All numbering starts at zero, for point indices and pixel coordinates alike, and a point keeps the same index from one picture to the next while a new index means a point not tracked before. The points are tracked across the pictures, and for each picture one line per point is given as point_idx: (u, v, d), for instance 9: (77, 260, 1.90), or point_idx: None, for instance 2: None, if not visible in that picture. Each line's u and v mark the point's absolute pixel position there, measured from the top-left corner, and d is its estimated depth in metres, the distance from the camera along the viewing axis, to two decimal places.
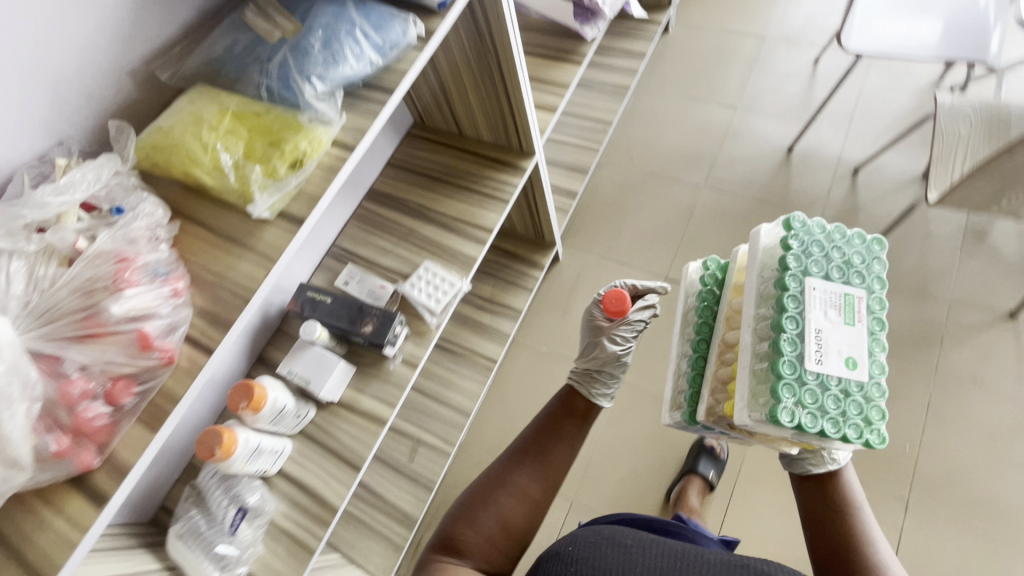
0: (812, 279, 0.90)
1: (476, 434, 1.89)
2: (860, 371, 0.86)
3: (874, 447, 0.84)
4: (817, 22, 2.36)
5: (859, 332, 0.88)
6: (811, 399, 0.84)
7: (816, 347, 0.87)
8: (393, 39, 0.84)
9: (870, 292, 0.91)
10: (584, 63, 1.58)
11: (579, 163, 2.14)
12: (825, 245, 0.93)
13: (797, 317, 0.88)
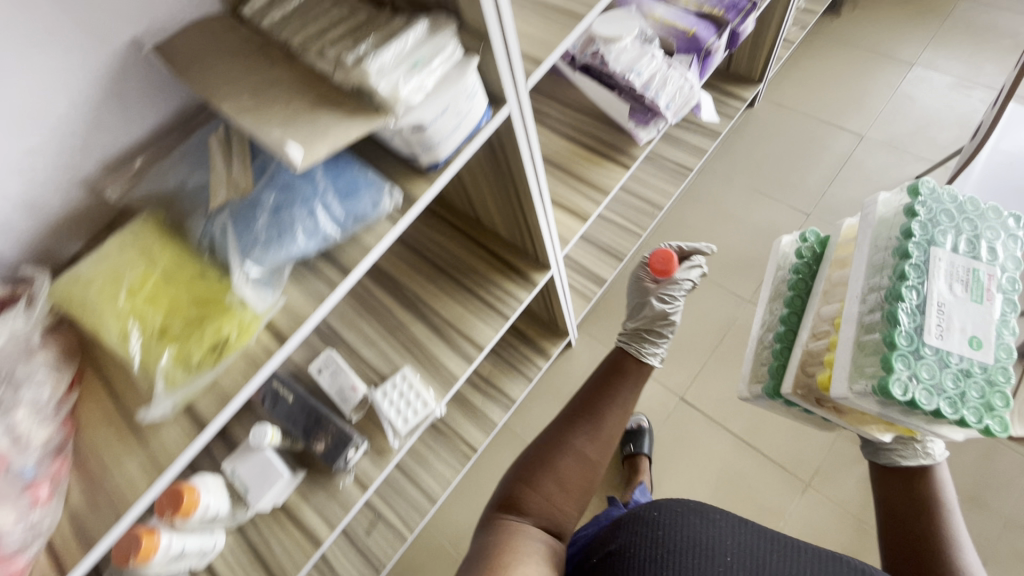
0: (939, 250, 0.82)
1: (442, 516, 1.80)
2: (984, 351, 0.78)
3: (1003, 433, 0.75)
4: (929, 132, 2.03)
5: (989, 314, 0.79)
6: (926, 378, 0.77)
7: (938, 321, 0.79)
8: (359, 211, 0.71)
9: (1002, 271, 0.82)
10: (632, 168, 1.42)
11: (616, 246, 1.95)
12: (959, 222, 0.85)
13: (921, 290, 0.81)
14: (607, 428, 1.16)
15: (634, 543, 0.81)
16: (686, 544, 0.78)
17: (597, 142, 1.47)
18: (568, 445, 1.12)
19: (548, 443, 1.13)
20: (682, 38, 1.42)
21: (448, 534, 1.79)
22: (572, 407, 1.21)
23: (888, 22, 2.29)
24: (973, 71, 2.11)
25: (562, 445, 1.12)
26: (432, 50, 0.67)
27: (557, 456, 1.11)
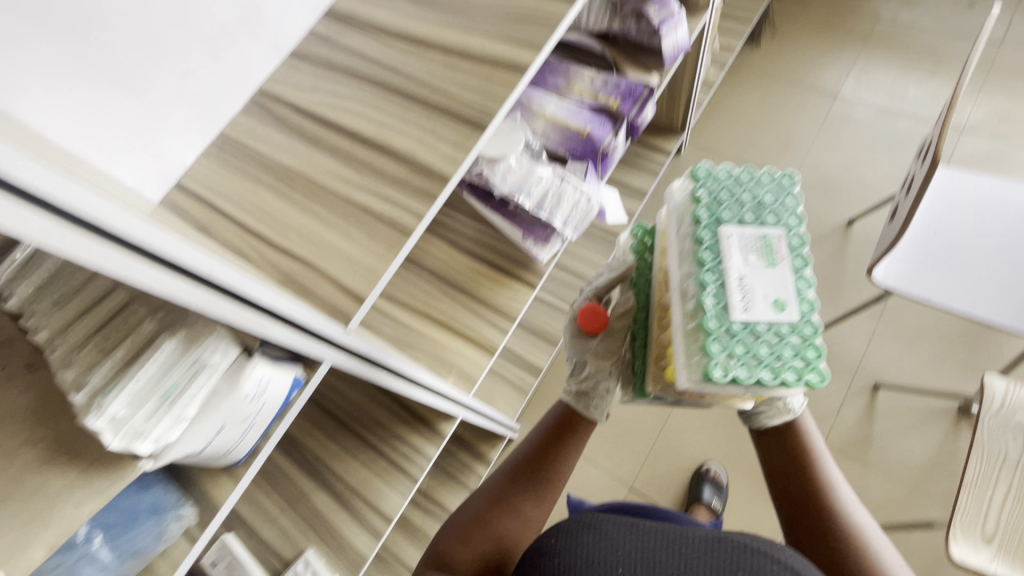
0: (726, 228, 0.82)
1: None
2: (790, 310, 0.78)
3: (817, 383, 0.76)
4: (858, 169, 1.95)
5: (782, 271, 0.80)
6: (742, 350, 0.76)
7: (740, 295, 0.78)
8: (137, 548, 0.58)
9: (787, 231, 0.83)
10: (537, 288, 1.32)
11: (549, 329, 1.82)
12: (741, 191, 0.85)
13: (720, 269, 0.80)
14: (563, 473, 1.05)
15: (550, 540, 0.71)
16: (597, 522, 0.72)
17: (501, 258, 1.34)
18: (512, 504, 0.99)
19: (487, 498, 1.00)
20: (577, 140, 1.30)
21: None
22: (515, 460, 1.06)
23: (808, 50, 2.21)
24: (896, 99, 2.04)
25: (505, 502, 0.99)
26: (190, 368, 0.54)
27: (497, 508, 0.98)
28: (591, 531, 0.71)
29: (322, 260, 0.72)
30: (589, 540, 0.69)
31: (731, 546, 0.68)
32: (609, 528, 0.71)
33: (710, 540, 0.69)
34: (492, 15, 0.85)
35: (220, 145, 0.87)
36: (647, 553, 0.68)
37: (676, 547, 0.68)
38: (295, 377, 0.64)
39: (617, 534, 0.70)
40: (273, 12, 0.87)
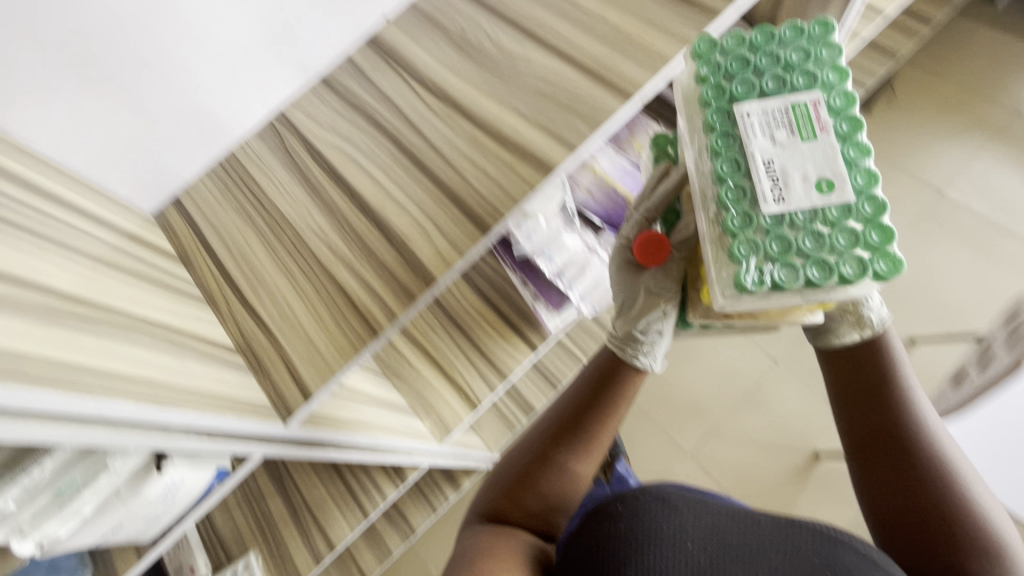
0: (739, 105, 0.60)
1: None
2: (834, 190, 0.56)
3: (881, 279, 0.54)
4: (940, 283, 1.72)
5: (825, 144, 0.58)
6: (782, 246, 0.55)
7: (766, 182, 0.57)
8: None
9: (823, 92, 0.60)
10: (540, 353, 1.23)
11: None
12: (757, 54, 0.63)
13: (738, 154, 0.59)
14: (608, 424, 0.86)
15: (613, 510, 0.61)
16: (663, 496, 0.61)
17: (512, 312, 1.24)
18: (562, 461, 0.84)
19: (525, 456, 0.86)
20: (621, 207, 1.19)
21: None
22: (559, 410, 0.89)
23: (923, 131, 1.93)
24: (1007, 213, 1.78)
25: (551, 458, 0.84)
26: (91, 465, 0.53)
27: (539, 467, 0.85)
28: (661, 506, 0.60)
29: (283, 336, 0.68)
30: (658, 516, 0.59)
31: (804, 534, 0.58)
32: (679, 503, 0.61)
33: (781, 523, 0.59)
34: (535, 89, 0.75)
35: (226, 165, 0.82)
36: (722, 536, 0.58)
37: (746, 528, 0.59)
38: (216, 471, 0.63)
39: (689, 513, 0.59)
40: (308, 34, 0.80)
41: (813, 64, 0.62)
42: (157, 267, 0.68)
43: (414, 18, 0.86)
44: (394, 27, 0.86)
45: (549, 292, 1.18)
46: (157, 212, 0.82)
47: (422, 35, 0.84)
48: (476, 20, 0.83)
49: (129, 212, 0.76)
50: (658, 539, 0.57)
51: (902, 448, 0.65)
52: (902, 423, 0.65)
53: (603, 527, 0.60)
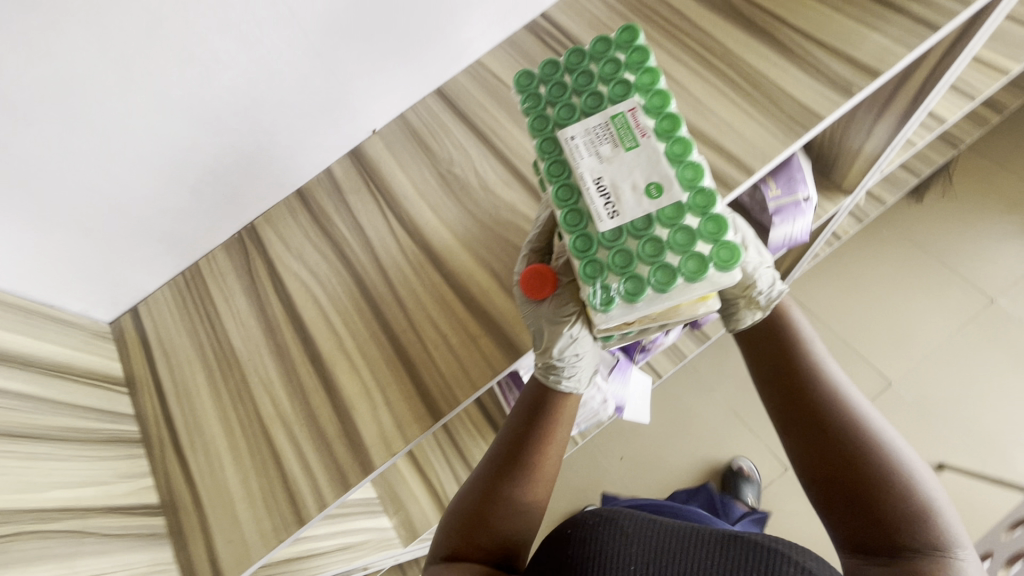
0: (565, 128, 0.54)
1: None
2: (665, 194, 0.49)
3: (725, 267, 0.47)
4: (980, 404, 1.55)
5: (651, 147, 0.51)
6: (625, 258, 0.49)
7: (601, 202, 0.51)
8: None
9: (639, 97, 0.52)
10: None
11: None
12: (574, 79, 0.56)
13: (571, 181, 0.53)
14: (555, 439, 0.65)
15: (564, 536, 0.57)
16: (614, 518, 0.56)
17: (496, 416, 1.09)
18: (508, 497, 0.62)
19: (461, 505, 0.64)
20: None
21: None
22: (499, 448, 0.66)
23: (976, 226, 1.75)
24: None
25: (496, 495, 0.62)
26: None
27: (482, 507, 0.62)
28: (609, 531, 0.55)
29: (210, 504, 0.62)
30: (607, 542, 0.54)
31: (742, 546, 0.51)
32: (628, 525, 0.55)
33: (715, 534, 0.53)
34: (515, 244, 0.68)
35: (189, 278, 0.78)
36: (665, 552, 0.52)
37: (682, 542, 0.53)
38: None
39: (632, 532, 0.54)
40: (284, 154, 0.74)
41: (629, 72, 0.55)
42: (90, 411, 0.64)
43: (401, 133, 0.79)
44: (380, 141, 0.80)
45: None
46: (114, 320, 0.78)
47: (407, 156, 0.77)
48: (465, 146, 0.76)
49: (80, 331, 0.72)
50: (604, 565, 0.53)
51: (818, 415, 0.60)
52: (812, 393, 0.61)
53: (560, 554, 0.55)
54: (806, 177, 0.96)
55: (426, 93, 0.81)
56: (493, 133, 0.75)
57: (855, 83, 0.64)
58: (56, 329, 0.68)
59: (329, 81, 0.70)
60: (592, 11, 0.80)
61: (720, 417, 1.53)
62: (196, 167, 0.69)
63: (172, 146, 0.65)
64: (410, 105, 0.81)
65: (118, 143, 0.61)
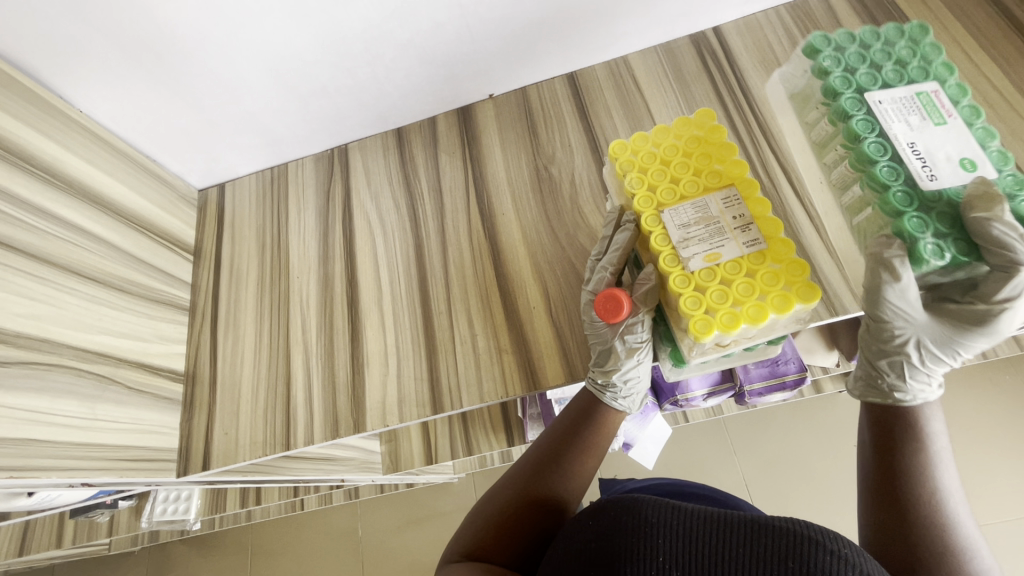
0: (873, 91, 0.50)
1: (240, 533, 1.81)
2: (982, 167, 0.46)
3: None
4: None
5: (965, 127, 0.48)
6: (948, 221, 0.45)
7: (919, 162, 0.46)
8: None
9: (949, 83, 0.50)
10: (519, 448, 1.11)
11: None
12: (871, 52, 0.53)
13: (881, 138, 0.48)
14: (595, 445, 0.61)
15: (581, 525, 0.45)
16: (635, 507, 0.44)
17: (512, 408, 1.07)
18: (540, 496, 0.57)
19: (492, 496, 0.59)
20: None
21: (243, 539, 1.80)
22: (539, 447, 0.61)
23: None
24: None
25: (531, 493, 0.57)
26: None
27: (512, 508, 0.56)
28: (636, 527, 0.43)
29: (221, 394, 0.68)
30: (634, 540, 0.42)
31: (786, 538, 0.40)
32: (654, 517, 0.43)
33: (753, 531, 0.41)
34: (578, 272, 0.63)
35: (275, 176, 0.81)
36: (698, 550, 0.41)
37: (718, 541, 0.42)
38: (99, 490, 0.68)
39: (664, 526, 0.42)
40: (395, 91, 0.73)
41: (920, 67, 0.51)
42: (155, 271, 0.70)
43: (516, 107, 0.75)
44: (493, 108, 0.76)
45: (544, 413, 0.99)
46: (203, 189, 0.84)
47: (512, 135, 0.73)
48: (573, 146, 0.70)
49: (171, 190, 0.78)
50: (632, 563, 0.41)
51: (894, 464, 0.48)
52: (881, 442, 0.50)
53: (580, 532, 0.45)
54: None
55: (558, 74, 0.76)
56: (606, 144, 0.69)
57: None
58: (150, 184, 0.73)
59: (461, 36, 0.67)
60: (770, 45, 0.69)
61: (732, 485, 1.41)
62: (311, 81, 0.69)
63: (292, 55, 0.65)
64: (537, 81, 0.76)
65: (245, 37, 0.62)
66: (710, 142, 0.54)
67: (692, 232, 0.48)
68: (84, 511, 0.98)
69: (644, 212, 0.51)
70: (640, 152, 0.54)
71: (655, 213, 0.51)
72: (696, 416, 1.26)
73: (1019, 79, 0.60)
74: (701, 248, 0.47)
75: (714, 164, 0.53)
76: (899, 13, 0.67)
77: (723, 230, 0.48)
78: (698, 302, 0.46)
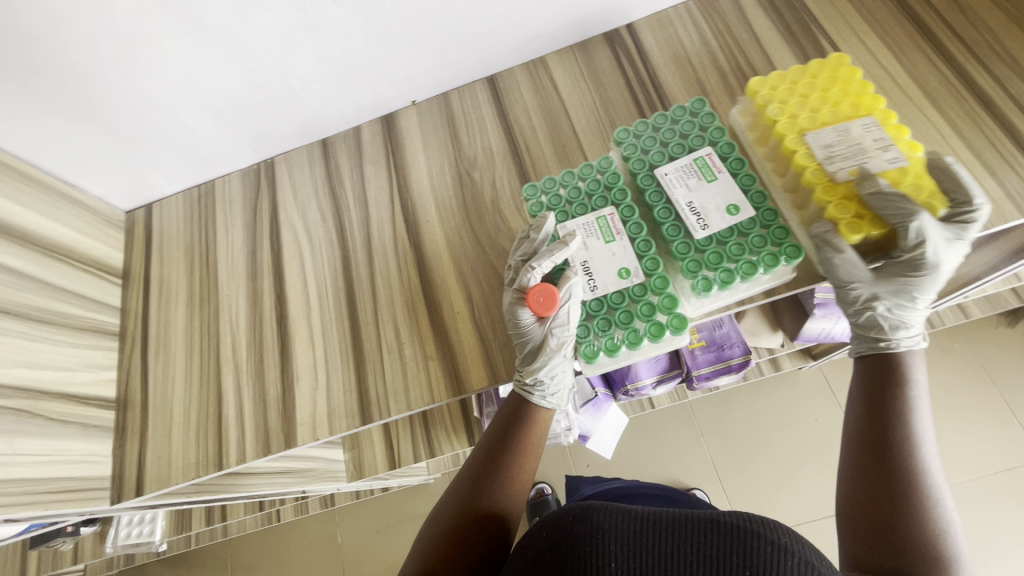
0: (659, 165, 0.57)
1: (220, 550, 1.80)
2: (744, 213, 0.53)
3: (798, 261, 0.50)
4: None
5: (731, 181, 0.54)
6: (714, 257, 0.52)
7: (693, 216, 0.53)
8: None
9: (722, 144, 0.56)
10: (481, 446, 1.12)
11: None
12: (660, 131, 0.59)
13: (666, 205, 0.55)
14: (531, 448, 0.62)
15: (536, 539, 0.46)
16: (585, 515, 0.45)
17: (471, 407, 1.08)
18: (482, 506, 0.58)
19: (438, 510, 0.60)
20: None
21: (223, 555, 1.79)
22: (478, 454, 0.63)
23: None
24: None
25: (482, 503, 0.58)
26: None
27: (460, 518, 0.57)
28: (587, 532, 0.44)
29: (153, 418, 0.67)
30: (586, 549, 0.43)
31: (726, 530, 0.42)
32: (604, 523, 0.44)
33: (699, 528, 0.43)
34: (501, 275, 0.64)
35: (202, 195, 0.80)
36: (649, 552, 0.43)
37: (665, 539, 0.43)
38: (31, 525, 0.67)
39: (613, 530, 0.44)
40: (313, 103, 0.73)
41: (701, 135, 0.58)
42: (78, 298, 0.69)
43: (438, 113, 0.76)
44: (415, 115, 0.76)
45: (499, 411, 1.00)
46: (131, 210, 0.82)
47: (435, 141, 0.74)
48: (494, 151, 0.71)
49: (93, 215, 0.76)
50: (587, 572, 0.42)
51: (882, 467, 0.48)
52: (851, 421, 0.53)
53: (536, 546, 0.45)
54: None
55: (477, 78, 0.76)
56: (526, 146, 0.70)
57: None
58: (67, 211, 0.72)
59: (372, 46, 0.67)
60: (680, 40, 0.70)
61: (699, 468, 1.45)
62: (224, 98, 0.68)
63: (199, 72, 0.64)
64: (458, 85, 0.76)
65: (148, 58, 0.61)
66: (846, 81, 0.56)
67: (837, 150, 0.52)
68: (41, 542, 0.97)
69: (788, 135, 0.54)
70: (778, 88, 0.57)
71: (799, 136, 0.54)
72: (656, 404, 1.28)
73: (910, 64, 0.62)
74: (845, 164, 0.52)
75: (851, 96, 0.55)
76: (800, 4, 0.68)
77: (866, 149, 0.52)
78: (847, 210, 0.51)
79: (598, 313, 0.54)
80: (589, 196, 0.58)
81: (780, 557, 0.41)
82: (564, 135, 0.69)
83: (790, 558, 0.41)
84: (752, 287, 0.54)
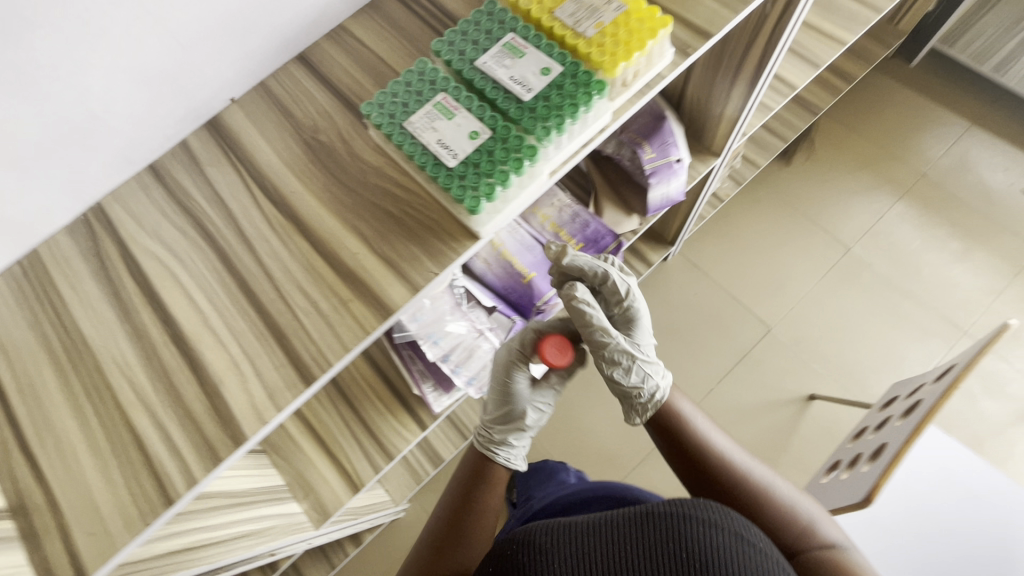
0: (476, 58, 0.65)
1: None
2: (554, 70, 0.63)
3: (606, 92, 0.62)
4: (845, 340, 1.76)
5: (536, 51, 0.64)
6: (545, 111, 0.62)
7: (517, 85, 0.63)
8: None
9: (520, 28, 0.66)
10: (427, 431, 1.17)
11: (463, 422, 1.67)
12: (469, 33, 0.67)
13: (494, 85, 0.64)
14: (489, 507, 0.84)
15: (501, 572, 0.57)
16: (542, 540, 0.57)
17: (399, 384, 1.17)
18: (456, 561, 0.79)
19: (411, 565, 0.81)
20: (517, 283, 1.12)
21: None
22: (440, 512, 0.86)
23: (836, 185, 1.95)
24: (907, 273, 1.83)
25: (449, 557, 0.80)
26: None
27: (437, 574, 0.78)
28: (541, 552, 0.56)
29: (62, 501, 0.58)
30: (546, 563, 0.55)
31: (664, 523, 0.57)
32: (556, 541, 0.57)
33: (639, 524, 0.57)
34: (383, 208, 0.68)
35: (27, 268, 0.71)
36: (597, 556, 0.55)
37: (605, 536, 0.57)
38: None
39: (563, 548, 0.56)
40: (123, 125, 0.69)
41: (502, 26, 0.67)
42: None
43: (262, 100, 0.77)
44: (240, 110, 0.76)
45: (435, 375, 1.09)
46: None
47: (269, 124, 0.75)
48: (330, 112, 0.74)
49: None
50: None
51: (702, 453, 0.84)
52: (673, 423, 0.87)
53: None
54: (676, 141, 1.18)
55: (287, 59, 0.79)
56: (358, 99, 0.75)
57: (691, 44, 0.69)
58: None
59: (167, 45, 0.66)
60: None
61: None
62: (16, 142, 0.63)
63: None
64: (270, 72, 0.78)
65: None
66: None
67: (578, 15, 0.65)
68: None
69: (542, 17, 0.66)
70: None
71: (549, 15, 0.66)
72: None
73: None
74: (589, 22, 0.65)
75: None
76: None
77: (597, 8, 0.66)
78: (604, 51, 0.63)
79: (468, 172, 0.60)
80: (424, 94, 0.64)
81: (708, 531, 0.56)
82: (388, 78, 0.75)
83: (717, 531, 0.56)
84: (585, 135, 0.66)
